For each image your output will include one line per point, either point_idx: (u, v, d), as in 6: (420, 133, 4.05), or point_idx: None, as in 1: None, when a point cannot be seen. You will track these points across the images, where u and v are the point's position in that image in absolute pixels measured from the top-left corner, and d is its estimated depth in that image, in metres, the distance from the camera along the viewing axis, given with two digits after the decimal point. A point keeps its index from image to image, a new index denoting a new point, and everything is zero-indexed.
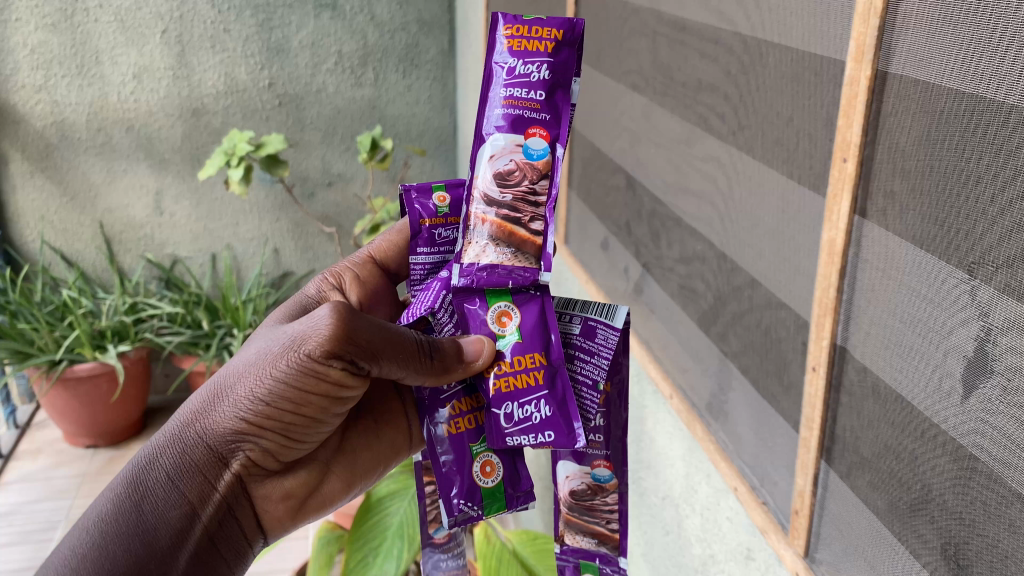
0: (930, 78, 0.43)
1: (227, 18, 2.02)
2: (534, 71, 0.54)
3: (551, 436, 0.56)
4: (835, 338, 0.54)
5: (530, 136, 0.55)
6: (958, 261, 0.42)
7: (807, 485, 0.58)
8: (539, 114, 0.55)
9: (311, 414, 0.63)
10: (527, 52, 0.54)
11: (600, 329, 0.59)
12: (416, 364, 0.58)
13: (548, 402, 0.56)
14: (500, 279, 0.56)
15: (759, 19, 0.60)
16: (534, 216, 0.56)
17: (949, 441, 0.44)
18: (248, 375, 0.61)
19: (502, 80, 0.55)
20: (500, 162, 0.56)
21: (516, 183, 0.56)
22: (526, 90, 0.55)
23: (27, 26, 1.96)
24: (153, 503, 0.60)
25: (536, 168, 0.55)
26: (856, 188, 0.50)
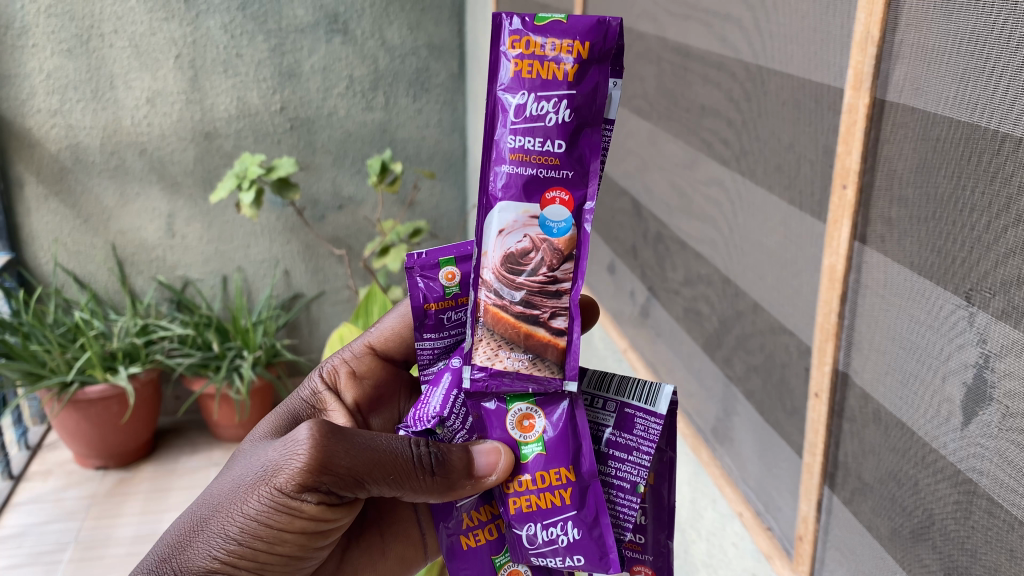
0: (927, 107, 0.43)
1: (240, 43, 2.05)
2: (550, 110, 0.45)
3: (581, 561, 0.50)
4: (837, 363, 0.54)
5: (547, 204, 0.47)
6: (955, 287, 0.42)
7: (811, 511, 0.58)
8: (559, 172, 0.46)
9: (291, 554, 0.56)
10: (541, 83, 0.45)
11: (639, 418, 0.51)
12: (410, 487, 0.53)
13: (577, 524, 0.49)
14: (520, 386, 0.49)
15: (761, 45, 0.61)
16: (555, 311, 0.48)
17: (949, 467, 0.44)
18: (220, 510, 0.55)
19: (509, 121, 0.46)
20: (512, 238, 0.47)
21: (533, 268, 0.47)
22: (541, 138, 0.45)
23: (43, 52, 1.99)
24: None
25: (556, 249, 0.47)
26: (855, 215, 0.50)
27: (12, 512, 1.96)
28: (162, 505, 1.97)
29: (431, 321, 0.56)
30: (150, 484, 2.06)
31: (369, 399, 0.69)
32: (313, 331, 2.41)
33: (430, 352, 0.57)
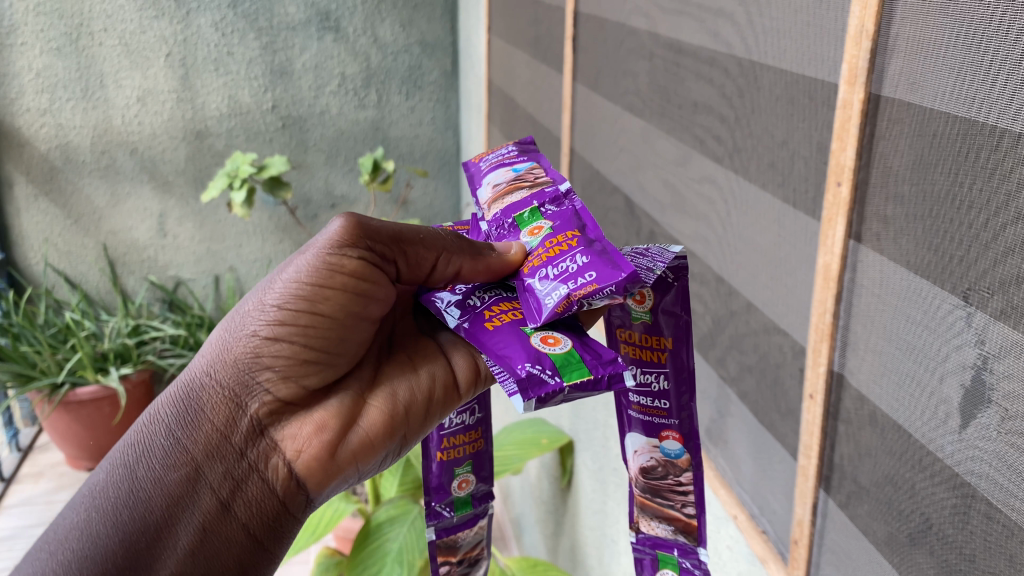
0: (923, 101, 0.42)
1: (231, 41, 2.04)
2: (502, 152, 0.65)
3: (592, 276, 0.49)
4: (832, 364, 0.52)
5: (515, 163, 0.62)
6: (953, 286, 0.41)
7: (806, 514, 0.57)
8: (517, 157, 0.63)
9: (333, 323, 0.54)
10: (494, 151, 0.65)
11: (652, 249, 0.54)
12: (443, 246, 0.53)
13: (583, 255, 0.51)
14: (523, 202, 0.58)
15: (754, 40, 0.60)
16: (536, 177, 0.60)
17: (946, 470, 0.43)
18: (257, 295, 0.55)
19: (478, 167, 0.65)
20: (495, 180, 0.61)
21: (513, 174, 0.61)
22: (500, 156, 0.64)
23: (31, 51, 1.97)
24: (152, 457, 0.52)
25: (526, 170, 0.61)
26: (850, 213, 0.49)
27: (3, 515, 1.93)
28: None
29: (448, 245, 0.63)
30: None
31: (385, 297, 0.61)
32: None
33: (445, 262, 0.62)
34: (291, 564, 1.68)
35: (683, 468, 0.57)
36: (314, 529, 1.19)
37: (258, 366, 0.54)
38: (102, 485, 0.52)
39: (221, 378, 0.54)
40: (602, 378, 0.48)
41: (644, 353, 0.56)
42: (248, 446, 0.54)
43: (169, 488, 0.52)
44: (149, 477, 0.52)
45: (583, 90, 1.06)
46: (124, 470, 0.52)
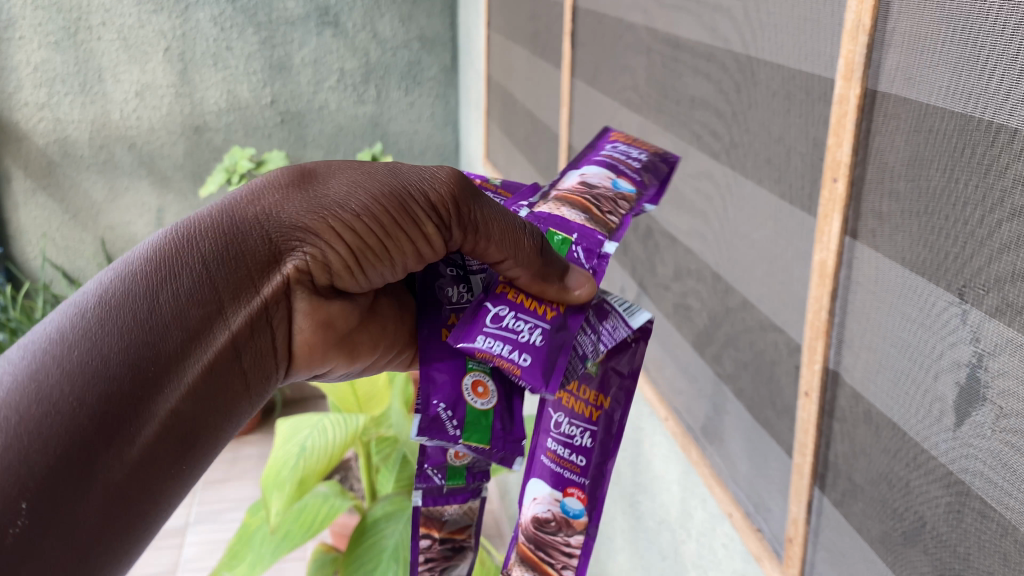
0: (920, 97, 0.42)
1: (230, 36, 2.03)
2: (632, 154, 0.58)
3: (525, 360, 0.45)
4: (827, 361, 0.52)
5: (625, 179, 0.55)
6: (948, 283, 0.41)
7: (801, 513, 0.57)
8: (633, 175, 0.56)
9: (392, 255, 0.48)
10: (632, 145, 0.59)
11: (612, 318, 0.49)
12: (523, 249, 0.47)
13: (543, 333, 0.46)
14: (566, 223, 0.53)
15: (751, 35, 0.59)
16: (613, 211, 0.53)
17: (940, 469, 0.43)
18: (336, 180, 0.48)
19: (600, 152, 0.59)
20: (591, 177, 0.55)
21: (601, 189, 0.54)
22: (625, 157, 0.58)
23: (30, 44, 1.96)
24: (174, 283, 0.42)
25: (620, 194, 0.54)
26: (846, 209, 0.48)
27: None
28: None
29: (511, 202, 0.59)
30: None
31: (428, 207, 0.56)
32: None
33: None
34: (288, 560, 1.68)
35: (577, 532, 0.49)
36: (310, 526, 1.19)
37: (316, 232, 0.46)
38: (100, 302, 0.41)
39: (269, 235, 0.46)
40: (495, 454, 0.47)
41: (580, 407, 0.50)
42: (269, 310, 0.47)
43: (191, 323, 0.42)
44: (170, 306, 0.42)
45: (581, 85, 1.05)
46: (143, 286, 0.42)
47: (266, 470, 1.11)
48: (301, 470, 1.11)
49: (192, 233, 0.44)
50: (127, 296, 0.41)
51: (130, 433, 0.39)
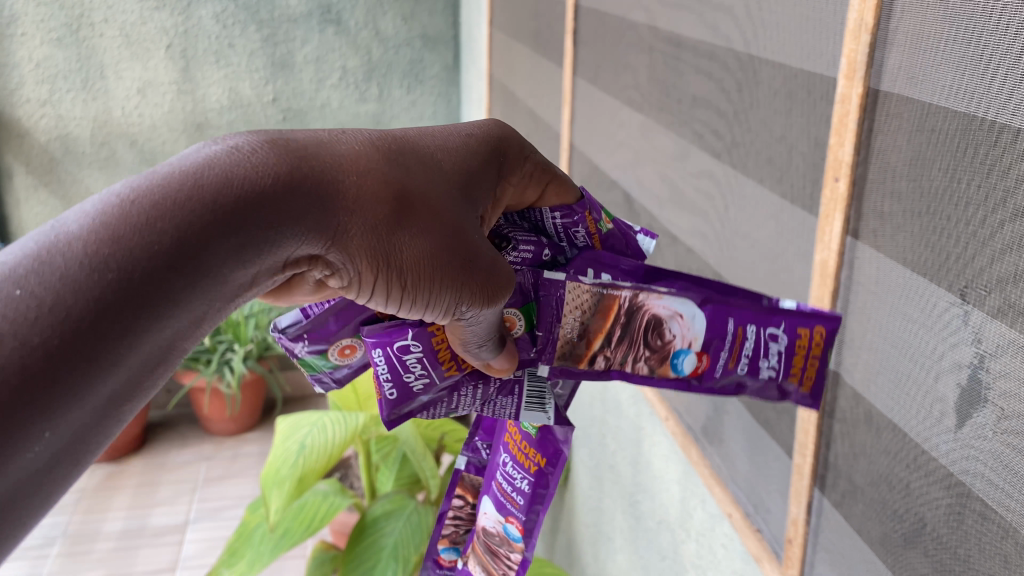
0: (923, 96, 0.42)
1: (232, 33, 2.03)
2: (774, 349, 0.44)
3: (390, 394, 0.45)
4: (828, 362, 0.52)
5: (699, 354, 0.44)
6: (949, 284, 0.41)
7: (801, 513, 0.56)
8: (723, 351, 0.44)
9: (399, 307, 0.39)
10: (791, 358, 0.44)
11: (507, 401, 0.47)
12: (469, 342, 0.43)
13: (424, 388, 0.46)
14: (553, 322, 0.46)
15: (753, 34, 0.59)
16: (609, 359, 0.46)
17: (941, 471, 0.42)
18: (447, 224, 0.37)
19: (754, 321, 0.44)
20: (681, 323, 0.44)
21: (651, 341, 0.44)
22: (750, 346, 0.44)
23: (32, 41, 1.96)
24: (267, 257, 0.31)
25: (663, 359, 0.45)
26: (848, 208, 0.48)
27: None
28: (152, 499, 1.96)
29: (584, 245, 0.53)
30: (142, 478, 2.05)
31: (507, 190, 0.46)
32: None
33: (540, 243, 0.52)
34: (288, 557, 1.68)
35: (516, 549, 0.49)
36: (310, 523, 1.19)
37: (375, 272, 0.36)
38: (191, 195, 0.28)
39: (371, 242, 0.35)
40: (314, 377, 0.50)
41: (521, 455, 0.49)
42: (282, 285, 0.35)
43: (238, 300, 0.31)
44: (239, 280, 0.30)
45: (583, 84, 1.05)
46: (242, 241, 0.29)
47: (265, 467, 1.10)
48: (300, 467, 1.11)
49: (315, 171, 0.32)
50: (227, 210, 0.29)
51: (111, 402, 0.26)
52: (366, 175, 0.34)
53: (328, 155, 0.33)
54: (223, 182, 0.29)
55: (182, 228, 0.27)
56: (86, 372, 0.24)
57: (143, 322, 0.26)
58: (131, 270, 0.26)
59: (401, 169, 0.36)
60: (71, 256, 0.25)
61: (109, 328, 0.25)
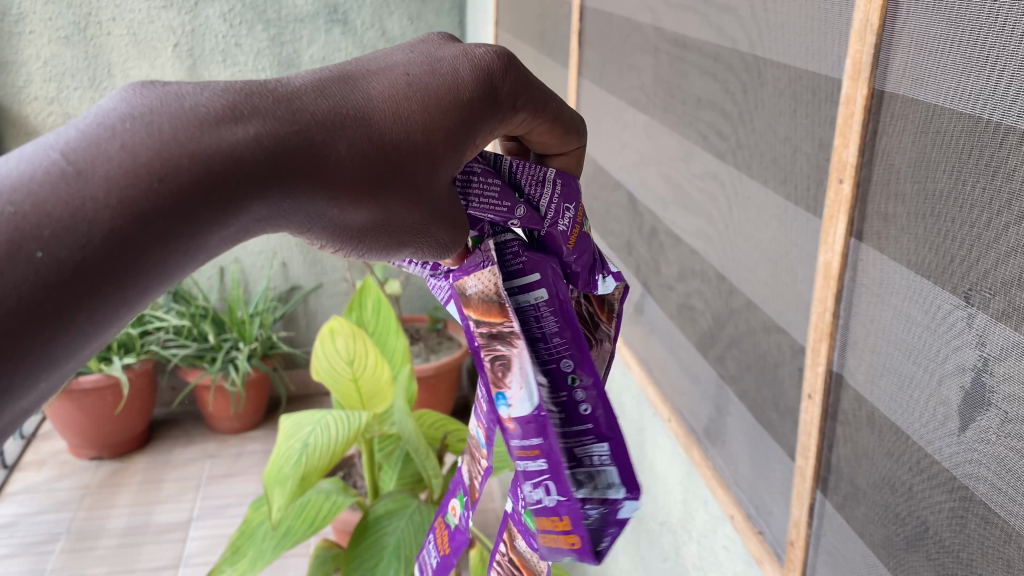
0: (927, 98, 0.41)
1: (239, 32, 2.04)
2: (539, 495, 0.45)
3: None
4: (831, 363, 0.52)
5: (506, 414, 0.44)
6: (954, 286, 0.41)
7: (803, 515, 0.56)
8: (516, 440, 0.45)
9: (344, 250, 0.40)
10: (539, 517, 0.46)
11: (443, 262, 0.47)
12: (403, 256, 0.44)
13: None
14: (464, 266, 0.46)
15: (757, 35, 0.59)
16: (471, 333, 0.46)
17: (944, 474, 0.42)
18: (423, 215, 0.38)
19: (547, 477, 0.45)
20: (521, 390, 0.44)
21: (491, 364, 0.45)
22: (532, 479, 0.45)
23: (40, 39, 1.97)
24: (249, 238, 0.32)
25: (494, 378, 0.45)
26: (851, 210, 0.48)
27: (4, 502, 1.94)
28: (156, 496, 1.97)
29: (574, 257, 0.48)
30: (145, 475, 2.06)
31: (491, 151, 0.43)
32: (311, 324, 2.39)
33: (555, 202, 0.46)
34: (290, 556, 1.68)
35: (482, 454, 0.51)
36: (313, 521, 1.19)
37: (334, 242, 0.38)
38: (211, 181, 0.28)
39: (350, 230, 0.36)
40: None
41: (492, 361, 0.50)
42: None
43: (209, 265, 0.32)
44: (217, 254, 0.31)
45: (588, 84, 1.05)
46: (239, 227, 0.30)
47: (268, 466, 1.10)
48: (304, 466, 1.11)
49: (319, 163, 0.33)
50: (235, 199, 0.29)
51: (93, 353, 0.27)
52: (357, 172, 0.35)
53: (332, 146, 0.33)
54: (240, 168, 0.29)
55: (192, 211, 0.28)
56: (80, 331, 0.25)
57: (138, 294, 0.27)
58: (141, 246, 0.26)
59: (393, 165, 0.36)
60: (87, 224, 0.25)
61: (111, 296, 0.26)
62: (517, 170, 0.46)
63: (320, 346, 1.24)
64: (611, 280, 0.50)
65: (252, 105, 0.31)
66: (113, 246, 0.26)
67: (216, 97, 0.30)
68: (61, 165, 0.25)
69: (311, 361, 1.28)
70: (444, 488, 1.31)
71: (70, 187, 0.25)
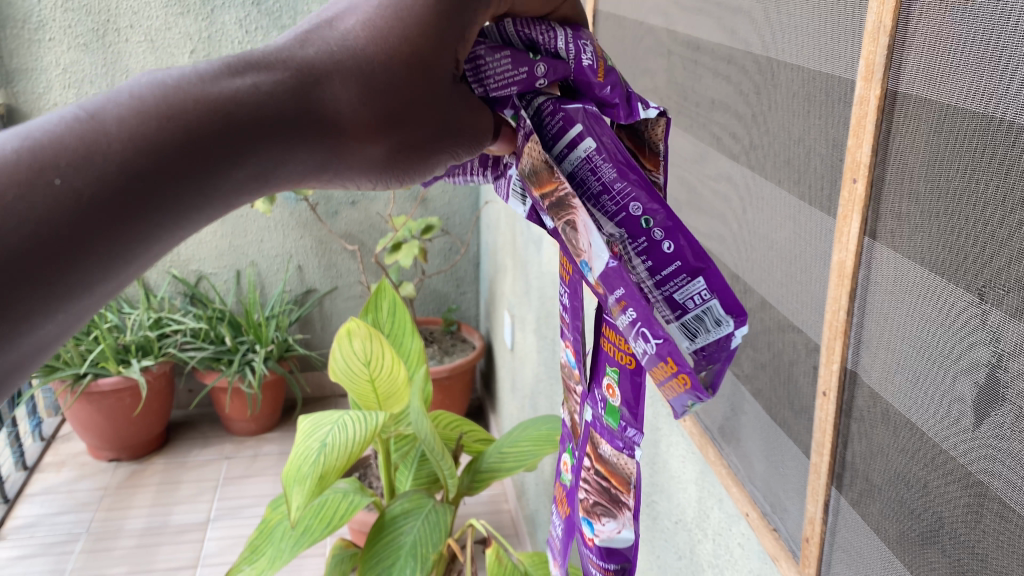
0: (940, 98, 0.42)
1: (255, 38, 2.06)
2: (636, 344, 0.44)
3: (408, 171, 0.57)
4: (845, 361, 0.52)
5: (596, 279, 0.44)
6: (969, 284, 0.41)
7: (818, 512, 0.57)
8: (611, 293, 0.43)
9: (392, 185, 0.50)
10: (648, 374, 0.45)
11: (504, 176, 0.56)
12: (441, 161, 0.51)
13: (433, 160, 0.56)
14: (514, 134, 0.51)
15: (770, 37, 0.60)
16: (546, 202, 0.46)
17: (959, 468, 0.43)
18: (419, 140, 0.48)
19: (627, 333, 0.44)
20: (591, 242, 0.43)
21: (572, 234, 0.44)
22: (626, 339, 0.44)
23: (59, 46, 2.00)
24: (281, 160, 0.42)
25: (576, 248, 0.45)
26: (865, 209, 0.49)
27: (25, 503, 1.97)
28: (174, 497, 1.99)
29: (608, 90, 0.50)
30: (162, 476, 2.08)
31: (490, 134, 0.50)
32: (326, 326, 2.41)
33: (571, 40, 0.50)
34: (305, 557, 1.70)
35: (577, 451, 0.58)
36: (330, 521, 1.20)
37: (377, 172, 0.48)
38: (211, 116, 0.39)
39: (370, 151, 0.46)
40: None
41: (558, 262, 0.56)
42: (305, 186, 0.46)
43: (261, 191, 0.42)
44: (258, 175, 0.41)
45: None
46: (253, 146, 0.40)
47: (286, 465, 1.11)
48: (321, 466, 1.11)
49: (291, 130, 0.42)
50: (228, 140, 0.39)
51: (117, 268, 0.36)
52: (347, 110, 0.44)
53: (321, 91, 0.43)
54: (240, 109, 0.40)
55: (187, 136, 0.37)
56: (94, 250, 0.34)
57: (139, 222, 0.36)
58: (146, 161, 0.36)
59: (377, 99, 0.45)
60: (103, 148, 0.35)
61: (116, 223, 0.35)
62: (525, 27, 0.49)
63: (337, 347, 1.25)
64: (653, 113, 0.51)
65: (251, 66, 0.41)
66: (133, 175, 0.35)
67: (225, 66, 0.41)
68: (81, 112, 0.36)
69: (329, 362, 1.28)
70: (460, 489, 1.32)
71: (87, 127, 0.35)
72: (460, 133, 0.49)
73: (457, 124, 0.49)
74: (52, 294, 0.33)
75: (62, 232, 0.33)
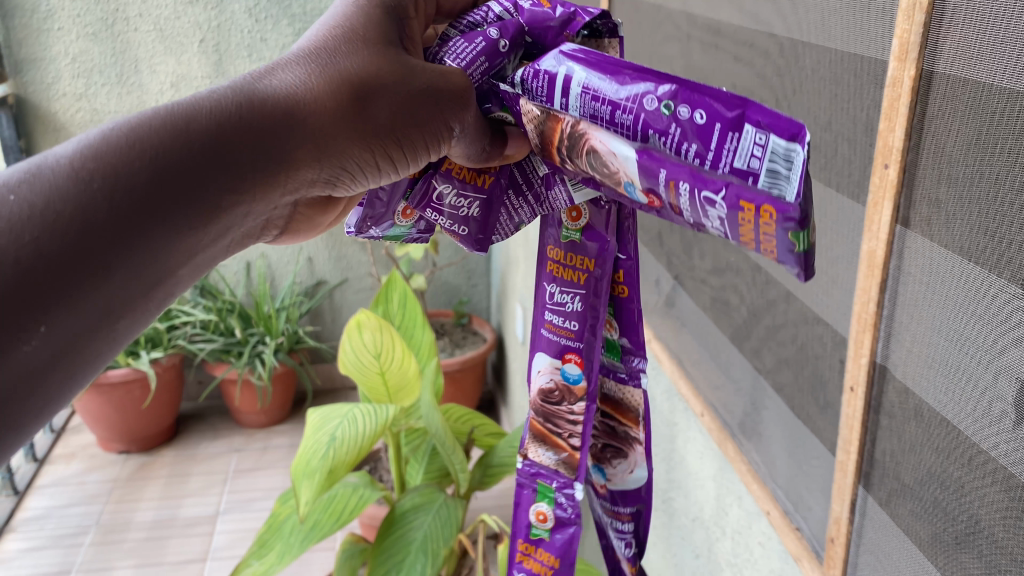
0: (982, 77, 0.40)
1: (264, 27, 2.04)
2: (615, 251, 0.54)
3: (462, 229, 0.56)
4: (874, 355, 0.50)
5: (647, 193, 0.44)
6: (1012, 274, 0.39)
7: (844, 512, 0.54)
8: (655, 188, 0.43)
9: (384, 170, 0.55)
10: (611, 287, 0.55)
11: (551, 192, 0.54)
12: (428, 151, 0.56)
13: (481, 205, 0.56)
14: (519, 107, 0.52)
15: (795, 18, 0.57)
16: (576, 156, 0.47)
17: (999, 470, 0.40)
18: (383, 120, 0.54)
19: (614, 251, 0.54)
20: (612, 148, 0.44)
21: (611, 169, 0.45)
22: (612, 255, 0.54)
23: (68, 35, 1.98)
24: (247, 150, 0.48)
25: (622, 184, 0.45)
26: (898, 196, 0.46)
27: (35, 495, 1.97)
28: (184, 490, 1.98)
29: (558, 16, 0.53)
30: (172, 468, 2.07)
31: (471, 91, 0.53)
32: (336, 319, 2.40)
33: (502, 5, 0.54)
34: (315, 550, 1.69)
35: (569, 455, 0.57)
36: (339, 516, 1.19)
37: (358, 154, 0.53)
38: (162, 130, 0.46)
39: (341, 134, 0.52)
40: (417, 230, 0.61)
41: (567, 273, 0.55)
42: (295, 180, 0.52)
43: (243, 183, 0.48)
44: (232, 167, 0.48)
45: None
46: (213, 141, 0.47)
47: (295, 460, 1.09)
48: (331, 459, 1.10)
49: (246, 132, 0.48)
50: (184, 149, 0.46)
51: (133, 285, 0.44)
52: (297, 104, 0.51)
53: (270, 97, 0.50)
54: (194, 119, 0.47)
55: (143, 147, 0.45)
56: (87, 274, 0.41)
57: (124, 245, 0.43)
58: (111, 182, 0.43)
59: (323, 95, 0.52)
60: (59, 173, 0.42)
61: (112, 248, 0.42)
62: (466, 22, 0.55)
63: (347, 339, 1.23)
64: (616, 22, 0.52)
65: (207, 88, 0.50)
66: (112, 197, 0.43)
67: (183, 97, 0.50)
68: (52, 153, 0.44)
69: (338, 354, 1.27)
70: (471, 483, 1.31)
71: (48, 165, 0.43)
72: (432, 91, 0.52)
73: (415, 98, 0.54)
74: (47, 307, 0.40)
75: (84, 256, 0.41)
